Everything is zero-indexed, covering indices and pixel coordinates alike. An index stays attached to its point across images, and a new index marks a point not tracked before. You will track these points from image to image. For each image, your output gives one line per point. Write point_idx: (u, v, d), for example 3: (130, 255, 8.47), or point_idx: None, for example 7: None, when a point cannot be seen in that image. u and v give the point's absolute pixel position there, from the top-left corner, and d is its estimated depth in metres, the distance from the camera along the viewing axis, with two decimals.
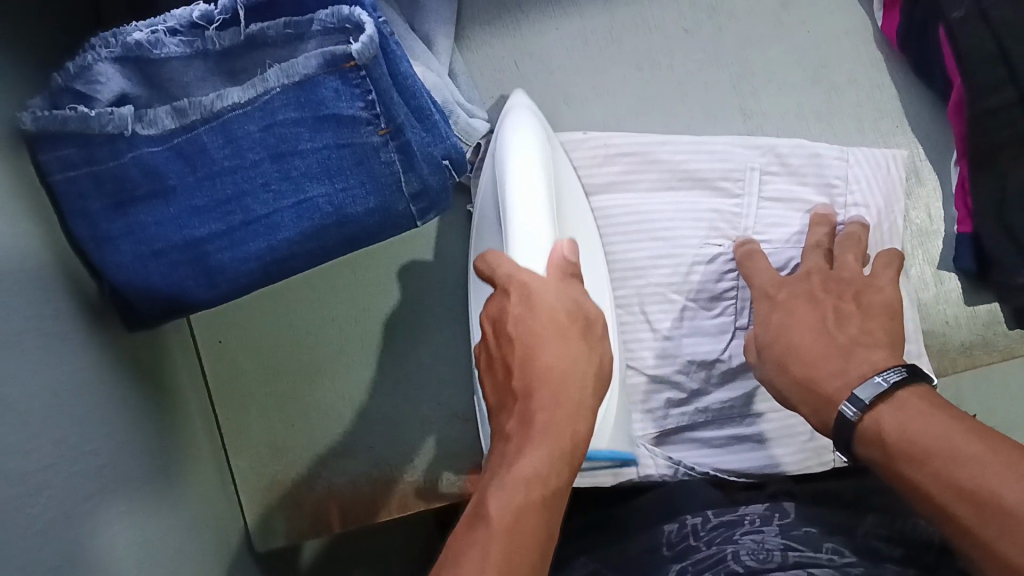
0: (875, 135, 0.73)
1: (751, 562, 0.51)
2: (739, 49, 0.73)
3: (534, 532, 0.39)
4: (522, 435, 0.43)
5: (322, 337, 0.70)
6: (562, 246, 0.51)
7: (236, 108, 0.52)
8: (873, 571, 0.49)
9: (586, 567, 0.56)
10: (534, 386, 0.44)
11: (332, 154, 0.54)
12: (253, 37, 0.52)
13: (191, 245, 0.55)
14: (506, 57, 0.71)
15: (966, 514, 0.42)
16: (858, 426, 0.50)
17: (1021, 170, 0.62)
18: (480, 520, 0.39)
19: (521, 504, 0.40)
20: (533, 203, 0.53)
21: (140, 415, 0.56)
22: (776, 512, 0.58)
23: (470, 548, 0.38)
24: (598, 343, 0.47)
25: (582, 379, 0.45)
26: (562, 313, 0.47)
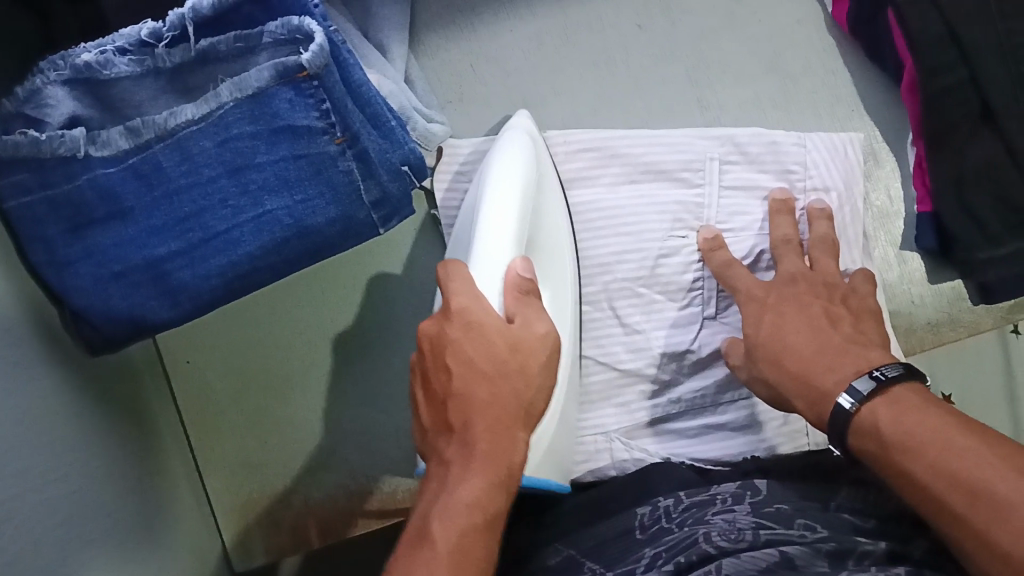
0: (831, 120, 0.74)
1: (723, 542, 0.50)
2: (693, 41, 0.73)
3: (477, 558, 0.42)
4: (460, 464, 0.45)
5: (292, 352, 0.70)
6: (517, 266, 0.53)
7: (190, 124, 0.52)
8: (846, 546, 0.49)
9: (562, 556, 0.56)
10: (472, 418, 0.46)
11: (290, 166, 0.54)
12: (204, 53, 0.52)
13: (151, 264, 0.54)
14: (462, 62, 0.71)
15: (964, 509, 0.43)
16: (854, 418, 0.51)
17: (977, 148, 0.64)
18: (424, 550, 0.41)
19: (461, 533, 0.42)
20: (498, 230, 0.54)
21: (106, 438, 0.55)
22: (748, 490, 0.57)
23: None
24: (539, 375, 0.49)
25: (518, 414, 0.47)
26: (502, 344, 0.48)
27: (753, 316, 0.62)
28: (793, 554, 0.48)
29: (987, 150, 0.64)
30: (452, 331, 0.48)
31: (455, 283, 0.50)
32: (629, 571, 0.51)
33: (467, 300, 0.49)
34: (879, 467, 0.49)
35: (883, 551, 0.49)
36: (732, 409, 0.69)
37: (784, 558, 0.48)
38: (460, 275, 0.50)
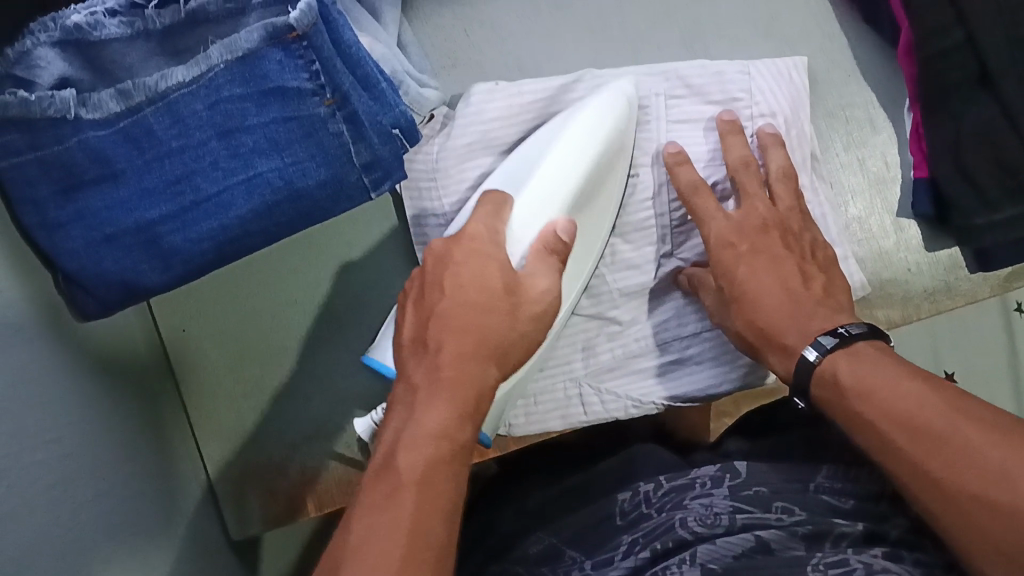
0: (827, 88, 0.70)
1: (699, 528, 0.53)
2: (688, 5, 0.70)
3: (442, 484, 0.43)
4: (428, 391, 0.46)
5: (285, 318, 0.69)
6: (557, 226, 0.57)
7: (181, 87, 0.52)
8: (822, 528, 0.52)
9: (543, 543, 0.57)
10: (444, 343, 0.48)
11: (280, 128, 0.54)
12: (194, 14, 0.52)
13: (143, 228, 0.54)
14: (455, 26, 0.68)
15: (910, 447, 0.46)
16: (816, 370, 0.53)
17: (973, 112, 0.62)
18: (389, 476, 0.42)
19: (429, 460, 0.43)
20: (536, 187, 0.59)
21: (105, 399, 0.56)
22: (728, 472, 0.58)
23: (379, 501, 0.41)
24: (525, 320, 0.51)
25: (493, 350, 0.49)
26: (492, 285, 0.51)
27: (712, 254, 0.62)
28: (768, 540, 0.51)
29: (985, 113, 0.62)
30: (454, 258, 0.52)
31: (488, 210, 0.57)
32: (608, 559, 0.54)
33: (489, 240, 0.54)
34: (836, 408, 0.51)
35: (858, 532, 0.51)
36: (692, 341, 0.68)
37: (760, 544, 0.51)
38: (497, 204, 0.57)
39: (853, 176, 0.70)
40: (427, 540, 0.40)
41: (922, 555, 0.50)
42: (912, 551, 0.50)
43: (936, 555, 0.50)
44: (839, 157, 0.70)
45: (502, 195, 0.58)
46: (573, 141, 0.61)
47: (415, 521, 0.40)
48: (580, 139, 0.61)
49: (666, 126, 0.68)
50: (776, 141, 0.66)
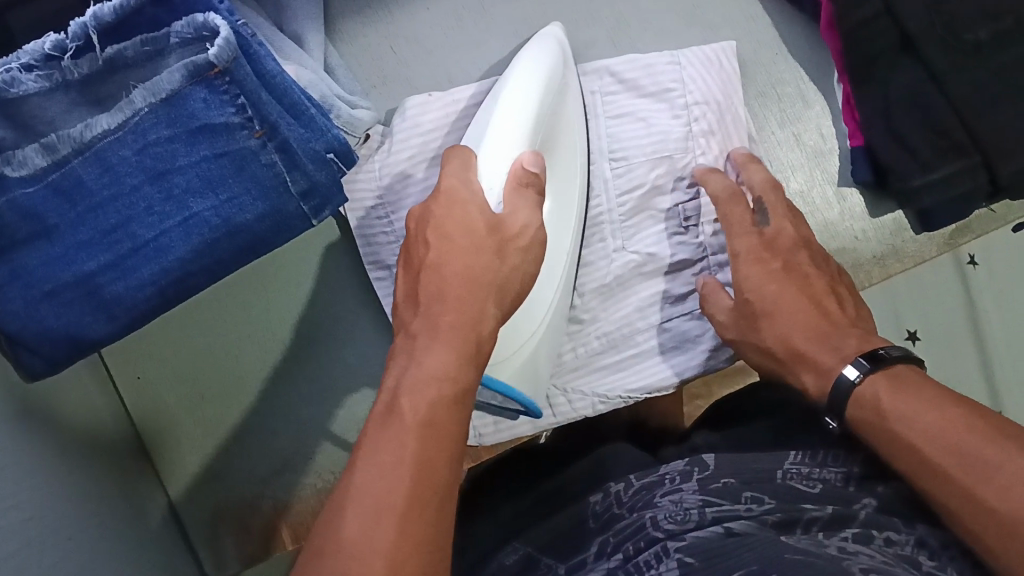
0: (756, 68, 0.70)
1: (669, 525, 0.49)
2: (610, 1, 0.69)
3: (449, 428, 0.40)
4: (430, 335, 0.44)
5: (244, 356, 0.68)
6: (525, 159, 0.55)
7: (107, 135, 0.51)
8: (791, 516, 0.48)
9: (518, 553, 0.55)
10: (445, 289, 0.46)
11: (211, 165, 0.53)
12: (112, 60, 0.51)
13: (82, 280, 0.53)
14: (381, 44, 0.67)
15: (954, 473, 0.45)
16: (856, 389, 0.51)
17: (898, 75, 0.61)
18: (393, 420, 0.40)
19: (434, 400, 0.41)
20: (498, 138, 0.56)
21: (61, 458, 0.54)
22: (696, 465, 0.56)
23: (383, 445, 0.39)
24: (514, 255, 0.49)
25: (488, 290, 0.46)
26: (480, 223, 0.49)
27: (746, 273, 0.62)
28: (737, 529, 0.47)
29: (912, 75, 0.60)
30: (435, 212, 0.50)
31: (455, 165, 0.53)
32: (578, 564, 0.51)
33: (458, 181, 0.52)
34: (873, 435, 0.50)
35: (829, 515, 0.49)
36: (650, 332, 0.67)
37: (729, 533, 0.47)
38: (464, 161, 0.54)
39: (792, 154, 0.69)
40: (432, 481, 0.38)
41: (893, 532, 0.48)
42: (883, 529, 0.48)
43: (907, 533, 0.48)
44: (775, 135, 0.70)
45: (468, 150, 0.55)
46: (518, 101, 0.57)
47: (420, 466, 0.38)
48: (521, 85, 0.59)
49: (607, 125, 0.68)
50: (752, 160, 0.66)
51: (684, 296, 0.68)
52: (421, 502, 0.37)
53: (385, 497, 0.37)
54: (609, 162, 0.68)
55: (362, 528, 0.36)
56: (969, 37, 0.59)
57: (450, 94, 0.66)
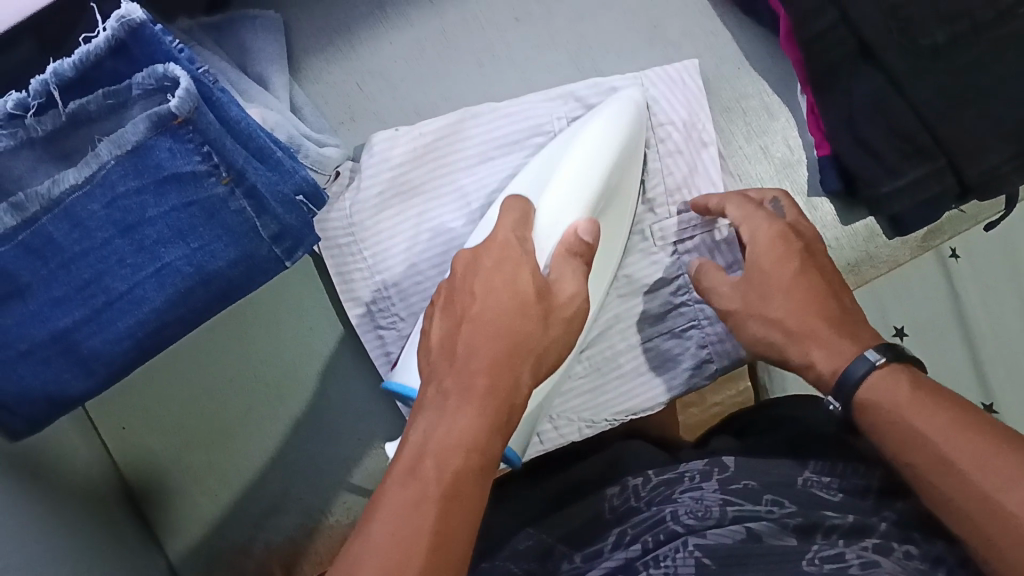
0: (720, 86, 0.69)
1: (689, 521, 0.51)
2: (571, 25, 0.68)
3: (469, 496, 0.41)
4: (461, 397, 0.44)
5: (227, 400, 0.68)
6: (580, 226, 0.54)
7: (74, 189, 0.49)
8: (811, 520, 0.49)
9: (533, 539, 0.56)
10: (479, 349, 0.46)
11: (181, 215, 0.53)
12: (75, 115, 0.51)
13: (58, 337, 0.53)
14: (345, 81, 0.68)
15: (968, 472, 0.45)
16: (876, 375, 0.50)
17: (860, 84, 0.61)
18: (417, 483, 0.40)
19: (456, 471, 0.41)
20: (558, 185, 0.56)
21: (51, 517, 0.55)
22: (717, 465, 0.56)
23: (401, 511, 0.39)
24: (556, 324, 0.49)
25: (524, 354, 0.46)
26: (528, 291, 0.48)
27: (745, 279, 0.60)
28: (759, 531, 0.49)
29: (873, 84, 0.61)
30: (482, 267, 0.50)
31: (513, 218, 0.54)
32: (596, 552, 0.53)
33: (507, 243, 0.51)
34: (874, 436, 0.49)
35: (850, 522, 0.49)
36: (632, 354, 0.67)
37: (751, 536, 0.48)
38: (521, 211, 0.55)
39: (761, 166, 0.68)
40: (447, 555, 0.38)
41: (912, 547, 0.47)
42: (903, 543, 0.48)
43: (924, 548, 0.48)
44: (743, 148, 0.68)
45: (525, 202, 0.56)
46: (583, 156, 0.58)
47: (437, 537, 0.38)
48: (587, 146, 0.59)
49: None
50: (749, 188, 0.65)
51: (663, 315, 0.67)
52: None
53: (399, 568, 0.37)
54: None
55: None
56: (927, 42, 0.59)
57: (417, 127, 0.65)
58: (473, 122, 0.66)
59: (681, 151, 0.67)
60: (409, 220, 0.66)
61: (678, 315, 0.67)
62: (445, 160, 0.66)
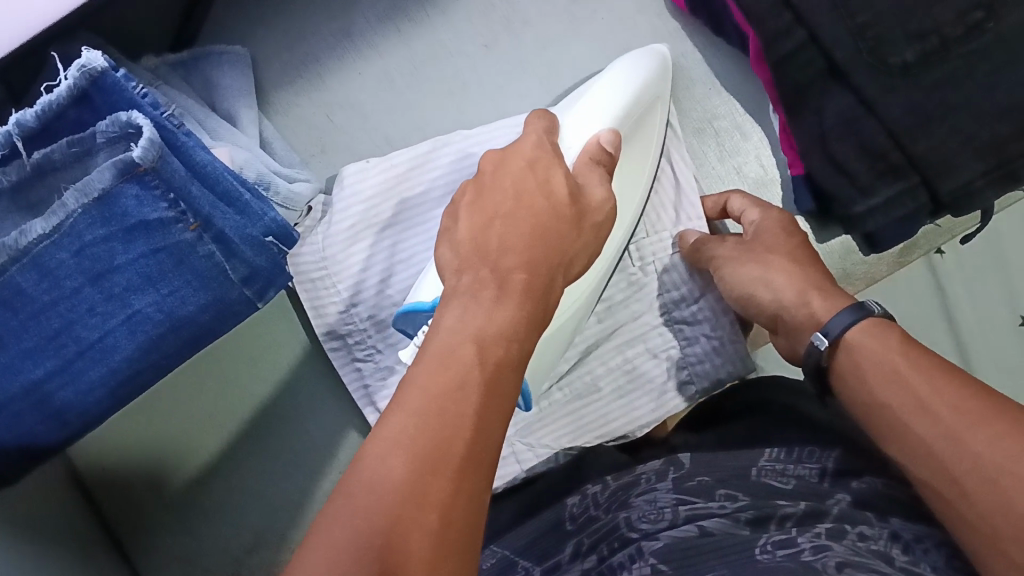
0: (690, 106, 0.69)
1: (644, 525, 0.49)
2: (540, 51, 0.68)
3: (506, 395, 0.38)
4: (496, 289, 0.41)
5: (208, 439, 0.68)
6: (601, 137, 0.54)
7: (41, 240, 0.48)
8: (764, 512, 0.47)
9: (497, 556, 0.56)
10: (511, 245, 0.44)
11: (150, 262, 0.52)
12: (40, 165, 0.49)
13: (30, 390, 0.52)
14: (316, 114, 0.69)
15: (944, 414, 0.44)
16: (868, 321, 0.50)
17: (832, 102, 0.61)
18: (454, 360, 0.37)
19: (477, 337, 0.39)
20: (582, 114, 0.57)
21: (39, 559, 0.55)
22: (672, 465, 0.56)
23: (441, 391, 0.36)
24: (587, 231, 0.48)
25: (555, 268, 0.45)
26: (564, 198, 0.47)
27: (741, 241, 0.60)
28: (712, 527, 0.47)
29: (845, 103, 0.61)
30: (513, 170, 0.48)
31: (542, 127, 0.54)
32: (555, 564, 0.52)
33: (539, 148, 0.51)
34: (852, 387, 0.49)
35: (803, 510, 0.47)
36: (611, 377, 0.67)
37: (703, 533, 0.46)
38: (549, 125, 0.55)
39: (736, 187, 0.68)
40: (484, 446, 0.36)
41: (866, 528, 0.45)
42: (857, 524, 0.45)
43: (881, 527, 0.45)
44: (716, 169, 0.69)
45: (551, 116, 0.56)
46: (605, 94, 0.58)
47: (477, 429, 0.36)
48: (604, 94, 0.58)
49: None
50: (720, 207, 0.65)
51: (640, 335, 0.67)
52: (473, 464, 0.35)
53: (445, 447, 0.34)
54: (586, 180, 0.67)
55: (410, 466, 0.34)
56: (897, 60, 0.58)
57: (388, 158, 0.65)
58: (445, 152, 0.66)
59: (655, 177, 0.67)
60: (379, 250, 0.66)
61: (657, 336, 0.67)
62: (418, 192, 0.66)
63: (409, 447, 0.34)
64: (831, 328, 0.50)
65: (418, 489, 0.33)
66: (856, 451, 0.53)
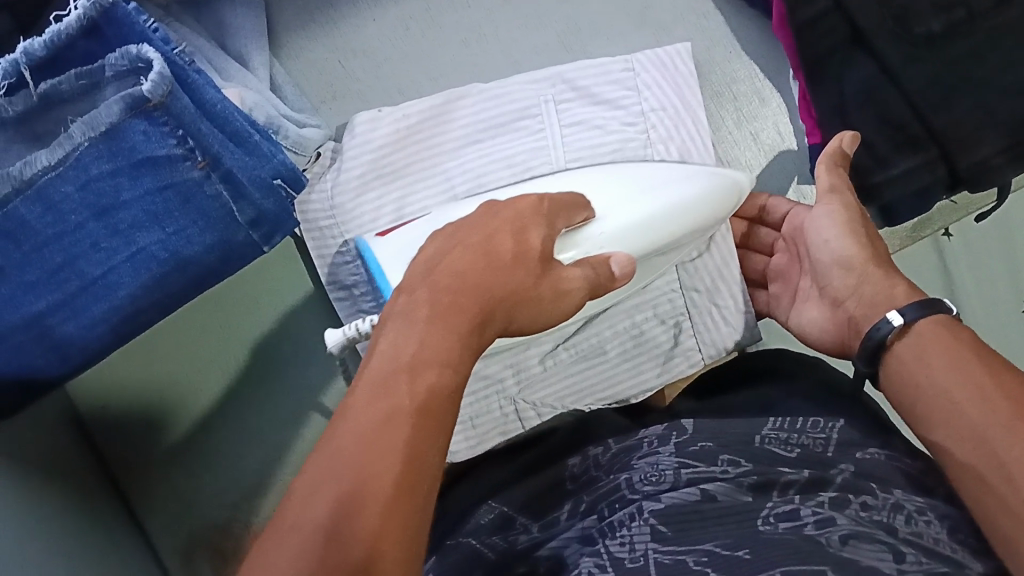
0: (710, 69, 0.68)
1: (646, 488, 0.49)
2: (559, 5, 0.69)
3: (441, 420, 0.37)
4: (431, 314, 0.40)
5: (206, 381, 0.68)
6: (618, 260, 0.49)
7: (47, 171, 0.46)
8: (768, 478, 0.47)
9: (495, 512, 0.53)
10: (467, 279, 0.41)
11: (156, 199, 0.50)
12: (47, 96, 0.47)
13: (32, 322, 0.52)
14: (328, 58, 0.68)
15: (1003, 404, 0.44)
16: (926, 318, 0.48)
17: (852, 71, 0.61)
18: (388, 389, 0.37)
19: (413, 362, 0.38)
20: (619, 213, 0.52)
21: (44, 492, 0.55)
22: (674, 430, 0.54)
23: (374, 413, 0.36)
24: (547, 288, 0.44)
25: (496, 303, 0.42)
26: (507, 252, 0.43)
27: (795, 224, 0.59)
28: (714, 492, 0.47)
29: (866, 72, 0.61)
30: (497, 217, 0.46)
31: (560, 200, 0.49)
32: (553, 521, 0.51)
33: (532, 209, 0.47)
34: (913, 372, 0.48)
35: (806, 478, 0.47)
36: (618, 341, 0.66)
37: (707, 498, 0.46)
38: (575, 202, 0.51)
39: (750, 151, 0.67)
40: (420, 476, 0.35)
41: (870, 497, 0.46)
42: (859, 494, 0.46)
43: (884, 497, 0.46)
44: (732, 134, 0.67)
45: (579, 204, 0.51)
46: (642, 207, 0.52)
47: (410, 457, 0.35)
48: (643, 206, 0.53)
49: (560, 132, 0.65)
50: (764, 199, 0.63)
51: (651, 302, 0.66)
52: (403, 495, 0.35)
53: (374, 478, 0.34)
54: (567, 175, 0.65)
55: (336, 502, 0.34)
56: (922, 31, 0.60)
57: (400, 108, 0.65)
58: (460, 102, 0.65)
59: (672, 136, 0.65)
60: (388, 202, 0.64)
61: (667, 302, 0.66)
62: (428, 143, 0.65)
63: (336, 482, 0.34)
64: (912, 310, 0.48)
65: (346, 524, 0.33)
66: (860, 427, 0.53)
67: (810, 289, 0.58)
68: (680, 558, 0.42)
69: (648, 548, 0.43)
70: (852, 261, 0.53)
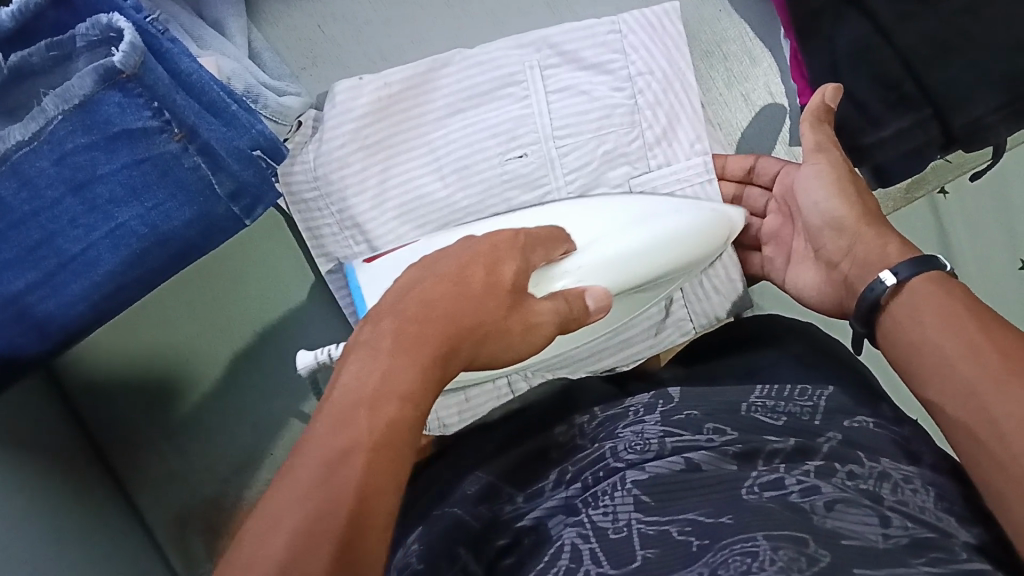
0: (699, 28, 0.67)
1: (630, 456, 0.48)
2: None
3: (403, 453, 0.36)
4: (393, 346, 0.38)
5: (195, 356, 0.68)
6: (596, 293, 0.50)
7: (21, 146, 0.44)
8: (753, 446, 0.47)
9: (479, 483, 0.53)
10: (431, 312, 0.40)
11: (133, 172, 0.49)
12: (18, 68, 0.45)
13: (11, 300, 0.51)
14: (308, 23, 0.67)
15: (992, 359, 0.43)
16: (918, 277, 0.47)
17: (845, 30, 0.60)
18: (350, 421, 0.35)
19: (375, 395, 0.36)
20: (594, 252, 0.53)
21: (33, 468, 0.55)
22: (661, 398, 0.53)
23: (330, 450, 0.34)
24: (517, 325, 0.44)
25: (462, 335, 0.41)
26: (478, 281, 0.43)
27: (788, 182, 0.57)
28: (698, 460, 0.46)
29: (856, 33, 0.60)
30: (470, 248, 0.46)
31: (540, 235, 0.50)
32: (538, 491, 0.50)
33: (510, 239, 0.48)
34: (905, 329, 0.47)
35: (792, 447, 0.47)
36: None
37: (690, 467, 0.45)
38: (554, 236, 0.52)
39: (742, 114, 0.66)
40: (375, 515, 0.34)
41: (856, 466, 0.45)
42: (845, 462, 0.45)
43: (871, 465, 0.45)
44: (722, 95, 0.67)
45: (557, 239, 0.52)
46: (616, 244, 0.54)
47: (367, 494, 0.34)
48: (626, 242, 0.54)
49: (546, 99, 0.64)
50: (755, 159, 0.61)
51: None
52: (362, 532, 0.33)
53: (328, 518, 0.33)
54: (554, 142, 0.63)
55: (289, 544, 0.32)
56: None
57: (382, 76, 0.64)
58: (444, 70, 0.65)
59: (660, 101, 0.63)
60: (371, 174, 0.64)
61: None
62: (410, 114, 0.64)
63: (291, 522, 0.33)
64: (906, 268, 0.48)
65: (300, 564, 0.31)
66: (847, 394, 0.52)
67: (805, 251, 0.57)
68: (665, 529, 0.41)
69: (631, 518, 0.43)
70: (843, 221, 0.52)
